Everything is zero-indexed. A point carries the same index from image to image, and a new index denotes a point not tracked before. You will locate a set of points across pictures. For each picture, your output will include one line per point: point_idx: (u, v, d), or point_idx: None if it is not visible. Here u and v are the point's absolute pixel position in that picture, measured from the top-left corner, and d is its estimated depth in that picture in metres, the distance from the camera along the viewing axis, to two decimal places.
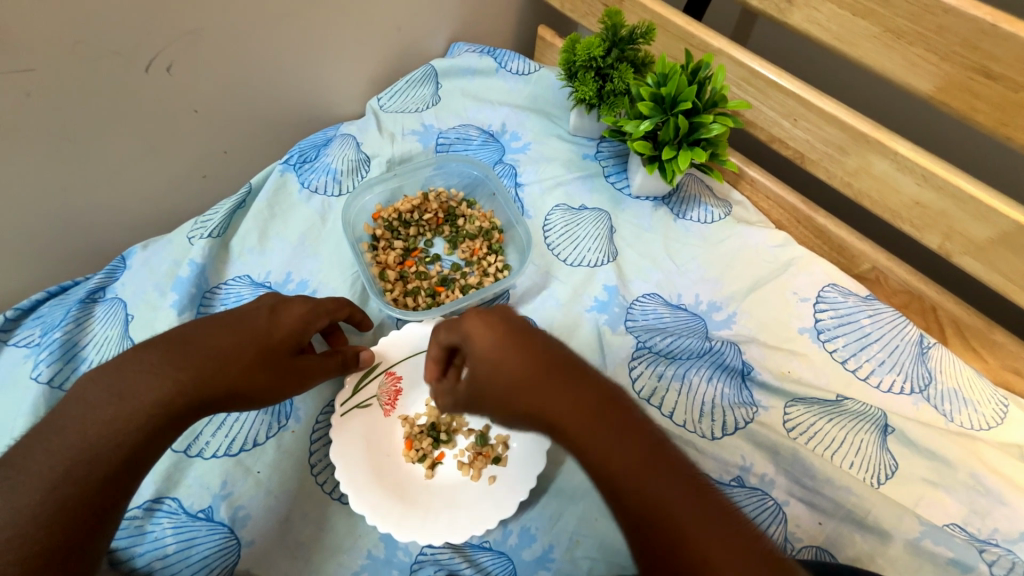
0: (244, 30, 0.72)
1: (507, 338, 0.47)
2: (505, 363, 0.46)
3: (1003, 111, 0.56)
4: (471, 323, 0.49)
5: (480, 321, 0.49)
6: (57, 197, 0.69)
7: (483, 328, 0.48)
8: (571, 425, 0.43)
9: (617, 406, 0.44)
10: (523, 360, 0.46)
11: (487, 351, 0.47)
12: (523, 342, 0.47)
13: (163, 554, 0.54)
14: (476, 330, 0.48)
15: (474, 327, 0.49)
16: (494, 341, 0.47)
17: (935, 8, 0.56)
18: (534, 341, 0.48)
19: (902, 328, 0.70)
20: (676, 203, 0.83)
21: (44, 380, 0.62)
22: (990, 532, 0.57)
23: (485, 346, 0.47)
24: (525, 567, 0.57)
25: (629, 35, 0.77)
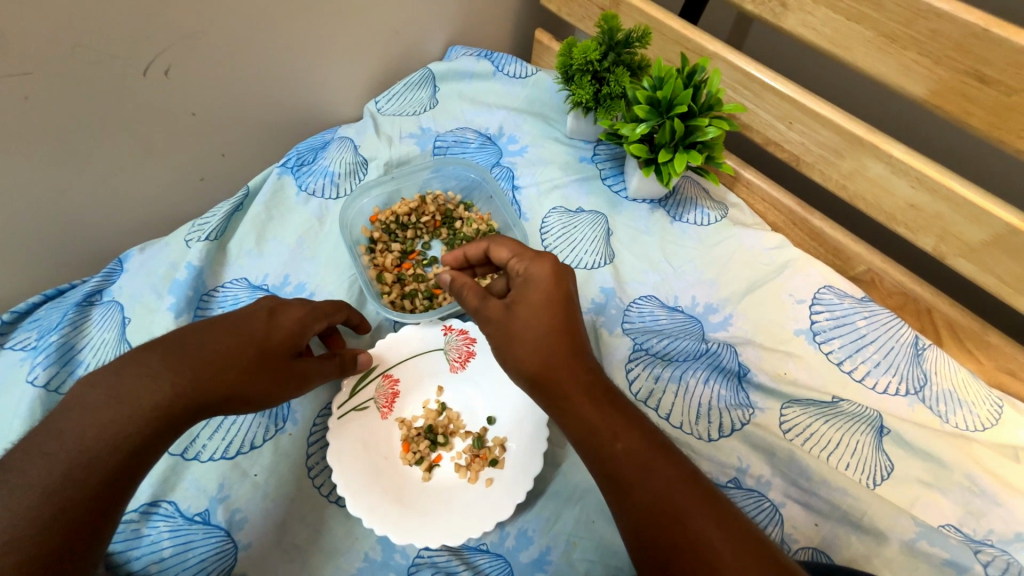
0: (241, 34, 0.72)
1: (555, 295, 0.53)
2: (544, 314, 0.52)
3: (996, 115, 0.57)
4: (536, 266, 0.55)
5: (547, 268, 0.55)
6: (54, 200, 0.69)
7: (545, 276, 0.54)
8: (582, 407, 0.49)
9: (621, 400, 0.51)
10: (558, 322, 0.52)
11: (538, 298, 0.53)
12: (563, 312, 0.53)
13: (160, 557, 0.54)
14: (538, 276, 0.54)
15: (541, 268, 0.55)
16: (548, 292, 0.53)
17: (927, 13, 0.57)
18: (574, 309, 0.54)
19: (898, 329, 0.71)
20: (673, 206, 0.83)
21: (41, 383, 0.62)
22: (986, 533, 0.57)
23: (541, 293, 0.53)
24: (522, 569, 0.57)
25: (625, 39, 0.78)
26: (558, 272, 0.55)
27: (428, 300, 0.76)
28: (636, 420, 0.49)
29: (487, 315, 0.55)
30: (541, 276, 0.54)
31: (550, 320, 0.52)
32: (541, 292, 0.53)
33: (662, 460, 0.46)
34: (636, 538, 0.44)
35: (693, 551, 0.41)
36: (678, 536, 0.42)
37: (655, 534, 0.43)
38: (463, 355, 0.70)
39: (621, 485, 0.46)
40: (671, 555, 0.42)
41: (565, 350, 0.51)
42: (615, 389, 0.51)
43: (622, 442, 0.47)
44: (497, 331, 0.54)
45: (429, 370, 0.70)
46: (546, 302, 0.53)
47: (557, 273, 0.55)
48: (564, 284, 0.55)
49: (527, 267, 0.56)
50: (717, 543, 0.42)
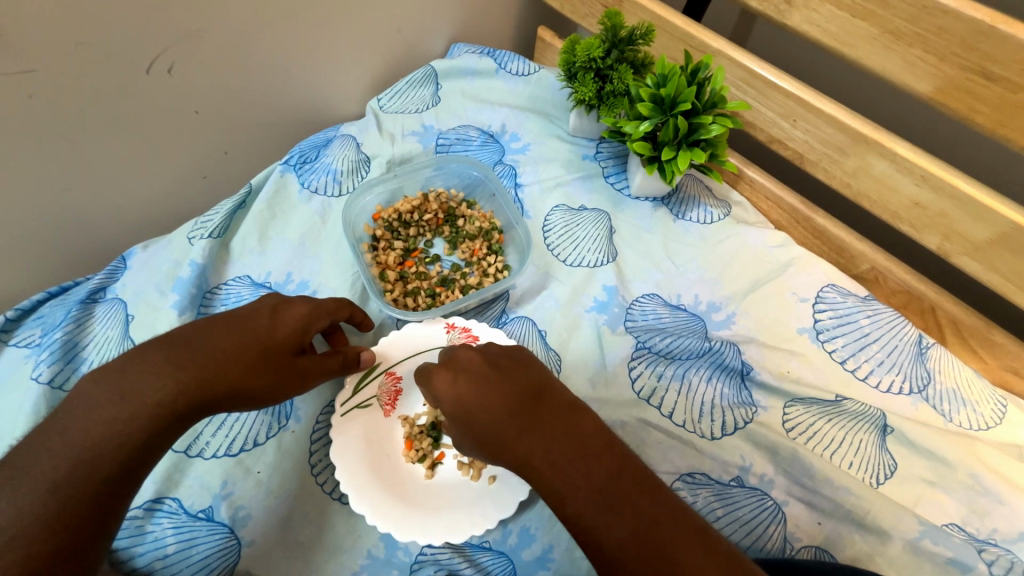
0: (244, 31, 0.72)
1: (475, 396, 0.51)
2: (471, 418, 0.51)
3: (1002, 112, 0.57)
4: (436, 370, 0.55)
5: (446, 373, 0.54)
6: (58, 198, 0.70)
7: (448, 384, 0.53)
8: (539, 470, 0.46)
9: (580, 439, 0.47)
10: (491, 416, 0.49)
11: (457, 410, 0.51)
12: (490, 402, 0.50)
13: (164, 554, 0.54)
14: (442, 387, 0.53)
15: (440, 377, 0.53)
16: (463, 393, 0.52)
17: (934, 10, 0.57)
18: (495, 385, 0.51)
19: (901, 328, 0.70)
20: (676, 204, 0.83)
21: (45, 380, 0.62)
22: (989, 532, 0.57)
23: (452, 400, 0.52)
24: (524, 567, 0.57)
25: (628, 35, 0.77)
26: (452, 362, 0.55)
27: (431, 297, 0.76)
28: (598, 458, 0.46)
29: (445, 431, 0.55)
30: (442, 390, 0.53)
31: (477, 420, 0.50)
32: (455, 405, 0.52)
33: (628, 500, 0.43)
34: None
35: None
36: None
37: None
38: None
39: (594, 542, 0.43)
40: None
41: (506, 431, 0.49)
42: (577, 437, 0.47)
43: (584, 490, 0.44)
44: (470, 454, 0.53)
45: None
46: (465, 409, 0.51)
47: (458, 371, 0.53)
48: (471, 380, 0.52)
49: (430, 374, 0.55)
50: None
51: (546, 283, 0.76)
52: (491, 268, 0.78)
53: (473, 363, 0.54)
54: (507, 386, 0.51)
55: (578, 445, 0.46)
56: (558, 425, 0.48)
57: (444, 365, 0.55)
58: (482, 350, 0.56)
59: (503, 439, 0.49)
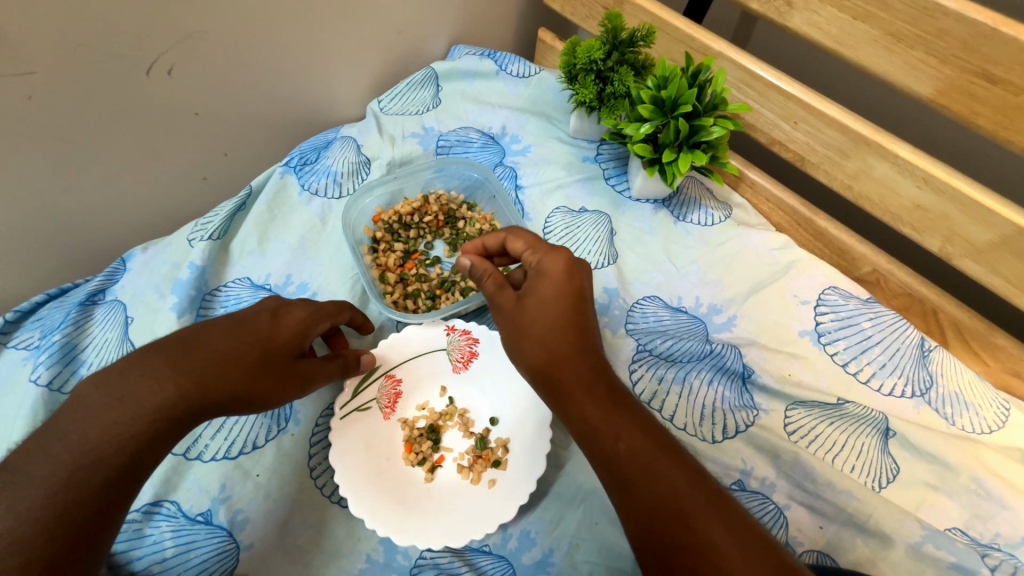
0: (245, 33, 0.72)
1: (569, 297, 0.53)
2: (556, 309, 0.52)
3: (1003, 115, 0.56)
4: (549, 260, 0.55)
5: (556, 261, 0.55)
6: (57, 200, 0.69)
7: (558, 270, 0.54)
8: (586, 405, 0.49)
9: (630, 400, 0.50)
10: (560, 324, 0.52)
11: (551, 295, 0.53)
12: (570, 310, 0.52)
13: (161, 557, 0.54)
14: (551, 271, 0.54)
15: (556, 261, 0.54)
16: (546, 291, 0.53)
17: (934, 12, 0.56)
18: (585, 304, 0.54)
19: (903, 331, 0.70)
20: (676, 206, 0.83)
21: (43, 383, 0.62)
22: (992, 537, 0.57)
23: (553, 288, 0.53)
24: (524, 571, 0.57)
25: (629, 38, 0.77)
26: (572, 265, 0.54)
27: (431, 300, 0.76)
28: (645, 420, 0.49)
29: (501, 306, 0.55)
30: (546, 276, 0.54)
31: (560, 317, 0.52)
32: (557, 289, 0.53)
33: (668, 461, 0.46)
34: (639, 539, 0.44)
35: (699, 552, 0.41)
36: (684, 537, 0.42)
37: (660, 536, 0.43)
38: (465, 355, 0.70)
39: (626, 485, 0.45)
40: (676, 558, 0.41)
41: (569, 356, 0.50)
42: (620, 389, 0.50)
43: (627, 441, 0.47)
44: (506, 321, 0.54)
45: (431, 370, 0.69)
46: (561, 303, 0.52)
47: (571, 268, 0.54)
48: (578, 283, 0.54)
49: (541, 259, 0.55)
50: (722, 545, 0.41)
51: None
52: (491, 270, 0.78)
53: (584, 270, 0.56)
54: (584, 315, 0.53)
55: (629, 403, 0.49)
56: (613, 381, 0.51)
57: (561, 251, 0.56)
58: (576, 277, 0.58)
59: (556, 355, 0.51)
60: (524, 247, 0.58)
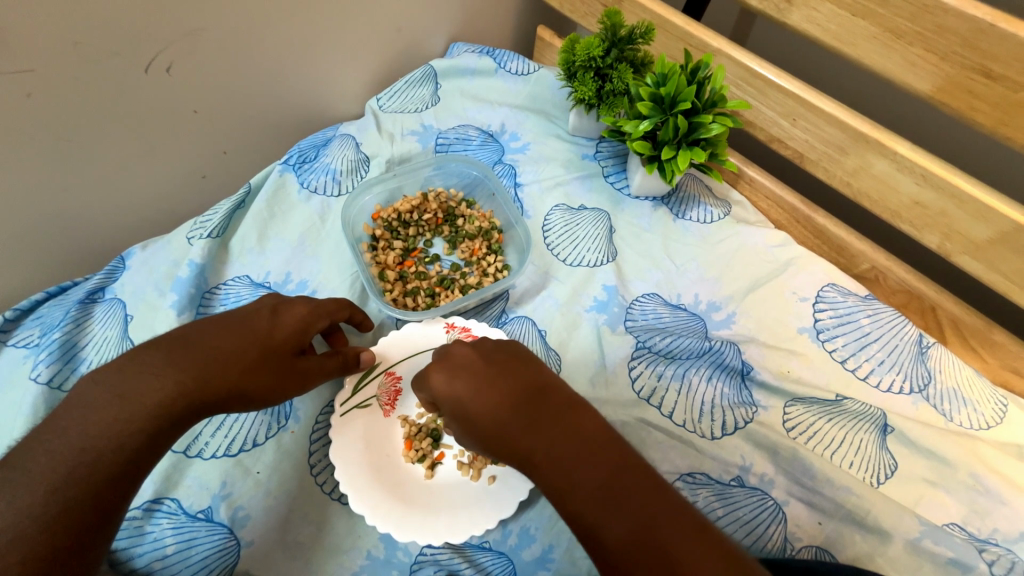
0: (243, 30, 0.72)
1: (470, 400, 0.51)
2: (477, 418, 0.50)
3: (1003, 111, 0.56)
4: (435, 377, 0.53)
5: (441, 370, 0.54)
6: (56, 198, 0.69)
7: (446, 385, 0.52)
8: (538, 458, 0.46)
9: (584, 433, 0.46)
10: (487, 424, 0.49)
11: (456, 406, 0.51)
12: (489, 404, 0.50)
13: (163, 554, 0.54)
14: (438, 385, 0.53)
15: (437, 378, 0.53)
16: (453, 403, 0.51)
17: (934, 8, 0.56)
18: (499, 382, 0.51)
19: (901, 327, 0.70)
20: (675, 203, 0.83)
21: (44, 380, 0.62)
22: (990, 532, 0.57)
23: (454, 402, 0.52)
24: (524, 567, 0.57)
25: (628, 35, 0.77)
26: (455, 370, 0.53)
27: (430, 297, 0.76)
28: (602, 453, 0.45)
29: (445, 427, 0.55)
30: (441, 388, 0.52)
31: (475, 419, 0.50)
32: (451, 401, 0.52)
33: (628, 496, 0.42)
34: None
35: None
36: None
37: None
38: None
39: (594, 539, 0.42)
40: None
41: (501, 438, 0.49)
42: (569, 432, 0.47)
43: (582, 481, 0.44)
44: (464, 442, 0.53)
45: None
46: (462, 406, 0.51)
47: (453, 368, 0.53)
48: (468, 377, 0.52)
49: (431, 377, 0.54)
50: None
51: (546, 283, 0.76)
52: (491, 268, 0.78)
53: (468, 358, 0.54)
54: (500, 388, 0.50)
55: (581, 440, 0.46)
56: (559, 418, 0.48)
57: (439, 363, 0.55)
58: (478, 347, 0.56)
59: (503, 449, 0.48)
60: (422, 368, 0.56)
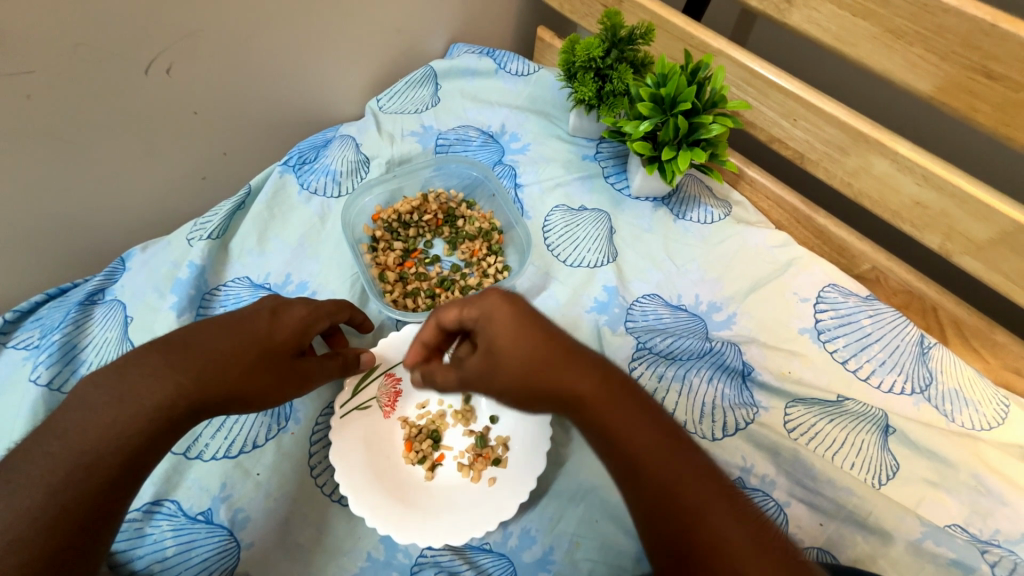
0: (243, 32, 0.72)
1: (525, 334, 0.49)
2: (521, 347, 0.48)
3: (1004, 111, 0.56)
4: (489, 301, 0.51)
5: (497, 296, 0.51)
6: (56, 199, 0.69)
7: (502, 309, 0.50)
8: (595, 402, 0.47)
9: (640, 395, 0.49)
10: (536, 352, 0.48)
11: (507, 340, 0.49)
12: (540, 336, 0.49)
13: (162, 556, 0.54)
14: (491, 307, 0.51)
15: (494, 301, 0.51)
16: (501, 329, 0.50)
17: (934, 8, 0.56)
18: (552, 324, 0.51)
19: (902, 328, 0.70)
20: (676, 204, 0.83)
21: (44, 382, 0.62)
22: (992, 533, 0.57)
23: (504, 327, 0.50)
24: (525, 569, 0.57)
25: (628, 35, 0.77)
26: (511, 300, 0.51)
27: (430, 298, 0.76)
28: (655, 415, 0.48)
29: (466, 366, 0.52)
30: (496, 311, 0.50)
31: (524, 357, 0.48)
32: (502, 324, 0.50)
33: (680, 455, 0.46)
34: (650, 534, 0.44)
35: (710, 549, 0.41)
36: (696, 533, 0.42)
37: (672, 531, 0.43)
38: None
39: (636, 476, 0.46)
40: (688, 552, 0.42)
41: (552, 381, 0.48)
42: (627, 384, 0.49)
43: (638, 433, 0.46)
44: (477, 378, 0.51)
45: None
46: (514, 345, 0.49)
47: (508, 319, 0.50)
48: (525, 309, 0.51)
49: (479, 304, 0.51)
50: (735, 541, 0.41)
51: (546, 283, 0.76)
52: (491, 268, 0.78)
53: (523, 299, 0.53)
54: (558, 335, 0.50)
55: (639, 400, 0.48)
56: (619, 374, 0.50)
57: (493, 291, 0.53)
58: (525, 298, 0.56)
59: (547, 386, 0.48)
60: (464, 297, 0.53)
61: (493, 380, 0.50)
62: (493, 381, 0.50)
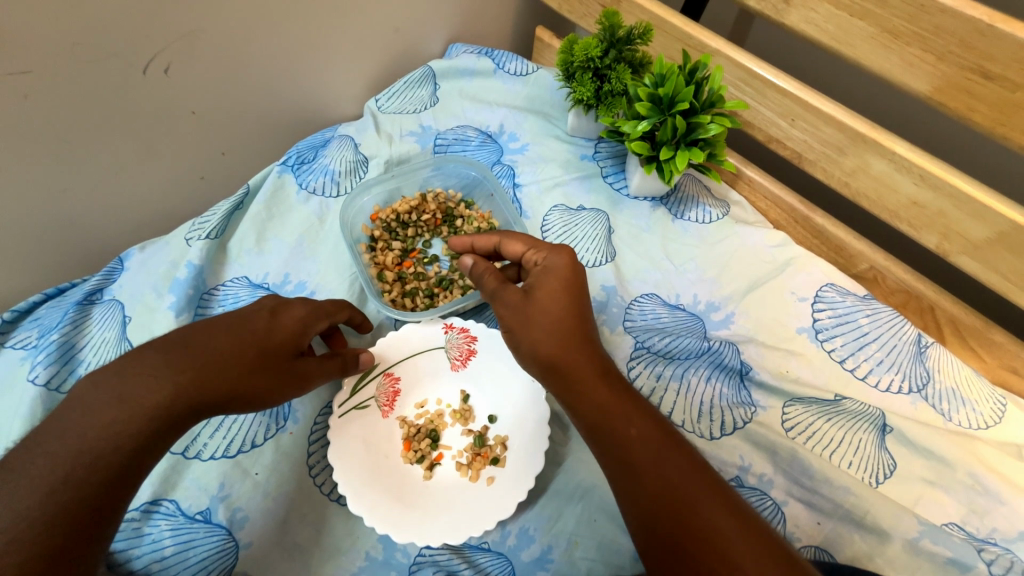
0: (242, 32, 0.72)
1: (572, 286, 0.55)
2: (563, 300, 0.54)
3: (1000, 111, 0.57)
4: (555, 257, 0.57)
5: (565, 255, 0.57)
6: (54, 199, 0.69)
7: (564, 266, 0.56)
8: (597, 391, 0.51)
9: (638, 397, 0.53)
10: (572, 315, 0.54)
11: (555, 285, 0.55)
12: (578, 303, 0.55)
13: (161, 556, 0.54)
14: (556, 262, 0.57)
15: (561, 259, 0.57)
16: (553, 284, 0.55)
17: (931, 8, 0.57)
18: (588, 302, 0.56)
19: (900, 327, 0.70)
20: (674, 203, 0.83)
21: (42, 382, 0.62)
22: (989, 532, 0.57)
23: (558, 281, 0.55)
24: (523, 568, 0.57)
25: (626, 35, 0.77)
26: (575, 265, 0.57)
27: (429, 298, 0.76)
28: (651, 415, 0.51)
29: (506, 300, 0.56)
30: (561, 264, 0.56)
31: (565, 304, 0.54)
32: (559, 278, 0.56)
33: (675, 451, 0.48)
34: (640, 522, 0.46)
35: (703, 536, 0.43)
36: (691, 521, 0.44)
37: (665, 519, 0.45)
38: (464, 353, 0.70)
39: (631, 465, 0.48)
40: (681, 543, 0.43)
41: (574, 354, 0.52)
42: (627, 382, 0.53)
43: (637, 427, 0.49)
44: (511, 313, 0.55)
45: (431, 368, 0.69)
46: (560, 292, 0.55)
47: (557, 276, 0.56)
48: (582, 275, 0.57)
49: (546, 257, 0.58)
50: (728, 532, 0.43)
51: None
52: None
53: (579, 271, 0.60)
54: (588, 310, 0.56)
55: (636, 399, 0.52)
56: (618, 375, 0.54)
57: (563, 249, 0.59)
58: None
59: (569, 354, 0.52)
60: (526, 247, 0.60)
61: (527, 318, 0.54)
62: (526, 321, 0.54)
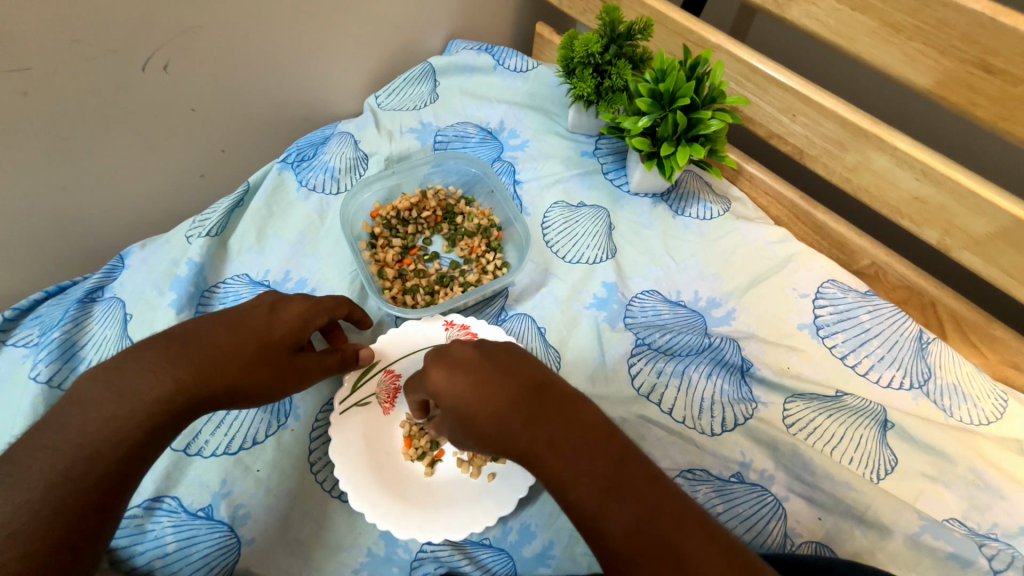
0: (240, 29, 0.72)
1: (472, 393, 0.50)
2: (478, 413, 0.49)
3: (1003, 106, 0.56)
4: (435, 375, 0.52)
5: (441, 366, 0.52)
6: (55, 197, 0.70)
7: (448, 382, 0.51)
8: (541, 457, 0.45)
9: (586, 429, 0.45)
10: (489, 415, 0.48)
11: (457, 406, 0.50)
12: (489, 395, 0.49)
13: (163, 552, 0.54)
14: (438, 380, 0.52)
15: (437, 376, 0.52)
16: (455, 395, 0.50)
17: (934, 3, 0.56)
18: (496, 378, 0.50)
19: (902, 323, 0.70)
20: (675, 200, 0.83)
21: (43, 379, 0.62)
22: (990, 527, 0.57)
23: (455, 399, 0.50)
24: (525, 565, 0.58)
25: (627, 31, 0.77)
26: (454, 367, 0.52)
27: (430, 295, 0.76)
28: (602, 446, 0.44)
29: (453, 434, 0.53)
30: (442, 383, 0.51)
31: (482, 415, 0.49)
32: (452, 397, 0.51)
33: (632, 491, 0.42)
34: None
35: None
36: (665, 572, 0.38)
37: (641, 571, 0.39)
38: None
39: (596, 528, 0.42)
40: None
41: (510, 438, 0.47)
42: (572, 420, 0.46)
43: (586, 477, 0.43)
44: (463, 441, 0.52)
45: None
46: (463, 387, 0.50)
47: (453, 365, 0.52)
48: (467, 373, 0.51)
49: (432, 378, 0.53)
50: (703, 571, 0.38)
51: (546, 280, 0.75)
52: (490, 265, 0.78)
53: (469, 354, 0.53)
54: (500, 383, 0.49)
55: (584, 433, 0.45)
56: (561, 414, 0.47)
57: (439, 359, 0.53)
58: (477, 344, 0.54)
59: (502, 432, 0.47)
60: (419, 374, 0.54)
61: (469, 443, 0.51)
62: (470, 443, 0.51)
